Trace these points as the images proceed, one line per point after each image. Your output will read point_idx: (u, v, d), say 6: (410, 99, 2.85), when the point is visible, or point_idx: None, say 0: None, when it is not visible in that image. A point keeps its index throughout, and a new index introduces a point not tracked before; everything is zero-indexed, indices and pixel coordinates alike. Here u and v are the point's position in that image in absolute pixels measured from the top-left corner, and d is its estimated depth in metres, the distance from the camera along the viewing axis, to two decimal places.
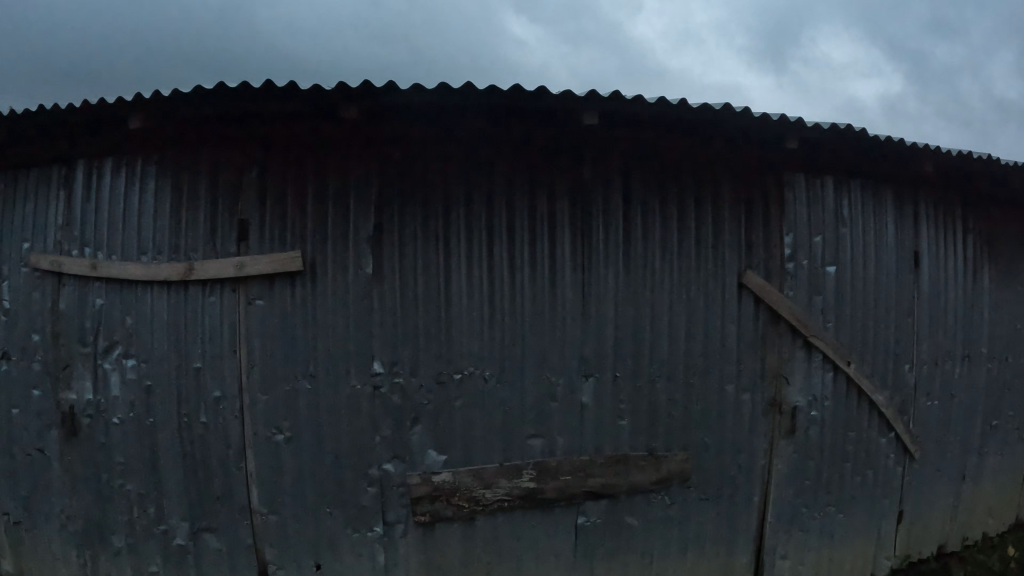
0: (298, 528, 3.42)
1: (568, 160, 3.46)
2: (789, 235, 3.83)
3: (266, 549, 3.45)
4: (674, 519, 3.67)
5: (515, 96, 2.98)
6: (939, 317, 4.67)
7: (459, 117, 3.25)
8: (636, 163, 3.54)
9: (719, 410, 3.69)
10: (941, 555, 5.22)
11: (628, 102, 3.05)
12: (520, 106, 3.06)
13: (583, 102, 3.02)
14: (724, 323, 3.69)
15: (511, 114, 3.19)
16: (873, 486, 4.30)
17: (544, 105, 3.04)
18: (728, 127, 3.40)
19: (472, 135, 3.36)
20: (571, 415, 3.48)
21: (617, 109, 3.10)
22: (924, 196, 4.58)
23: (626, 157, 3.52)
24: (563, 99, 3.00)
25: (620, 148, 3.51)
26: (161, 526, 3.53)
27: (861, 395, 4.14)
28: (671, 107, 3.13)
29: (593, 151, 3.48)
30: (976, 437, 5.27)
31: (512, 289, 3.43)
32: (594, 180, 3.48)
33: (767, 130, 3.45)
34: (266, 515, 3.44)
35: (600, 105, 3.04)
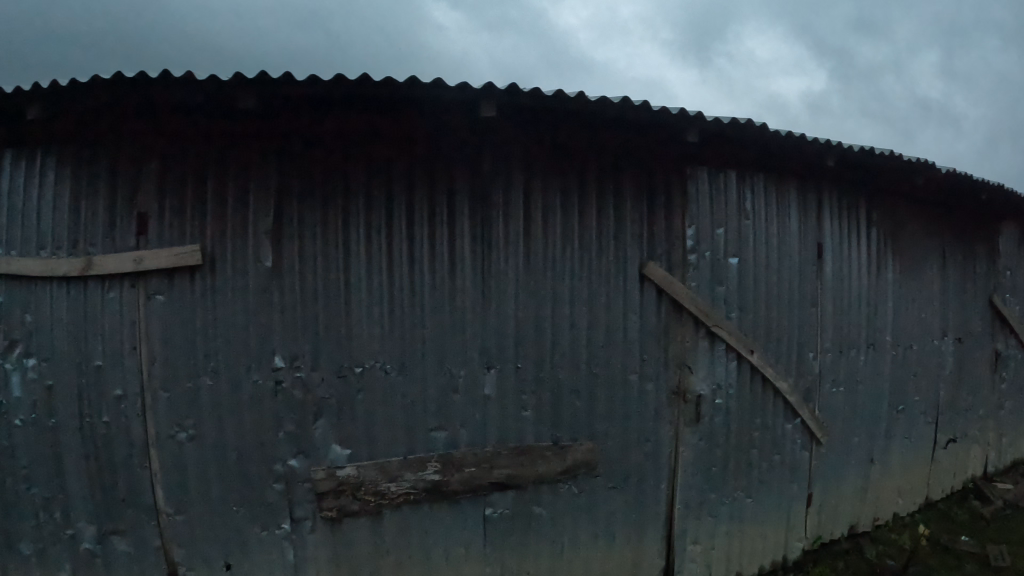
0: (205, 528, 3.34)
1: (470, 152, 3.43)
2: (691, 227, 3.88)
3: (174, 551, 3.36)
4: (583, 507, 3.69)
5: (411, 88, 2.94)
6: (844, 307, 4.80)
7: (357, 110, 3.19)
8: (539, 156, 3.53)
9: (625, 400, 3.73)
10: (853, 536, 5.41)
11: (525, 94, 3.04)
12: (417, 97, 3.02)
13: (480, 95, 2.99)
14: (627, 313, 3.72)
15: (409, 106, 3.14)
16: (780, 471, 4.41)
17: (440, 97, 3.01)
18: (629, 121, 3.41)
19: (374, 127, 3.30)
20: (476, 406, 3.46)
21: (515, 101, 3.07)
22: (827, 190, 4.70)
23: (529, 150, 3.50)
24: (460, 91, 2.97)
25: (523, 140, 3.49)
26: (68, 529, 3.40)
27: (765, 382, 4.23)
28: (568, 101, 3.12)
29: (495, 143, 3.46)
30: (882, 422, 5.47)
31: (413, 282, 3.39)
32: (495, 172, 3.46)
33: (667, 124, 3.48)
34: (173, 515, 3.34)
35: (497, 97, 3.02)
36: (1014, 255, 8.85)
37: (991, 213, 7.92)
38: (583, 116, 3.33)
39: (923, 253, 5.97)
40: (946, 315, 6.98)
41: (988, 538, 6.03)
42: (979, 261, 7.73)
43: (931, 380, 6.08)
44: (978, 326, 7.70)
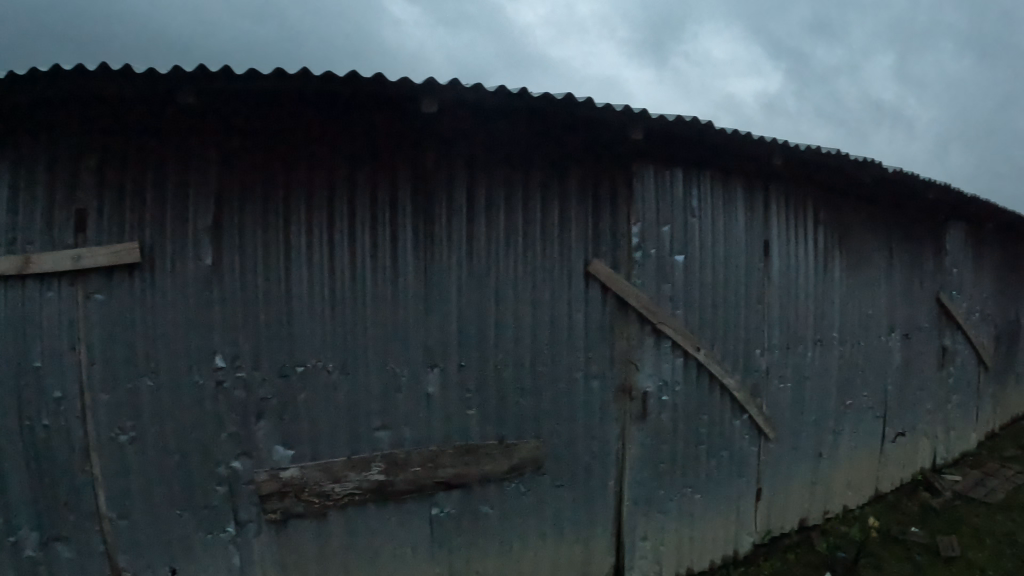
0: (149, 532, 3.22)
1: (413, 147, 3.39)
2: (637, 225, 3.89)
3: (118, 557, 3.21)
4: (531, 506, 3.69)
5: (354, 83, 2.90)
6: (791, 304, 4.85)
7: (298, 104, 3.14)
8: (484, 152, 3.50)
9: (570, 398, 3.73)
10: (804, 529, 5.51)
11: (469, 90, 3.02)
12: (360, 93, 2.98)
13: (423, 91, 2.97)
14: (572, 310, 3.72)
15: (352, 101, 3.10)
16: (727, 467, 4.46)
17: (382, 92, 2.97)
18: (575, 117, 3.41)
19: (315, 122, 3.25)
20: (419, 406, 3.44)
21: (459, 97, 3.05)
22: (775, 188, 4.75)
23: (473, 146, 3.48)
24: (402, 87, 2.94)
25: (467, 136, 3.46)
26: (9, 536, 3.13)
27: (711, 379, 4.27)
28: (514, 98, 3.11)
29: (439, 139, 3.43)
30: (831, 417, 5.54)
31: (355, 281, 3.35)
32: (439, 168, 3.43)
33: (613, 121, 3.48)
34: (115, 520, 3.19)
35: (442, 93, 3.00)
36: (960, 252, 9.05)
37: (938, 211, 8.07)
38: (528, 112, 3.32)
39: (869, 250, 6.06)
40: (894, 311, 7.10)
41: (934, 529, 6.37)
42: (926, 259, 7.89)
43: (876, 375, 6.19)
44: (925, 322, 7.85)
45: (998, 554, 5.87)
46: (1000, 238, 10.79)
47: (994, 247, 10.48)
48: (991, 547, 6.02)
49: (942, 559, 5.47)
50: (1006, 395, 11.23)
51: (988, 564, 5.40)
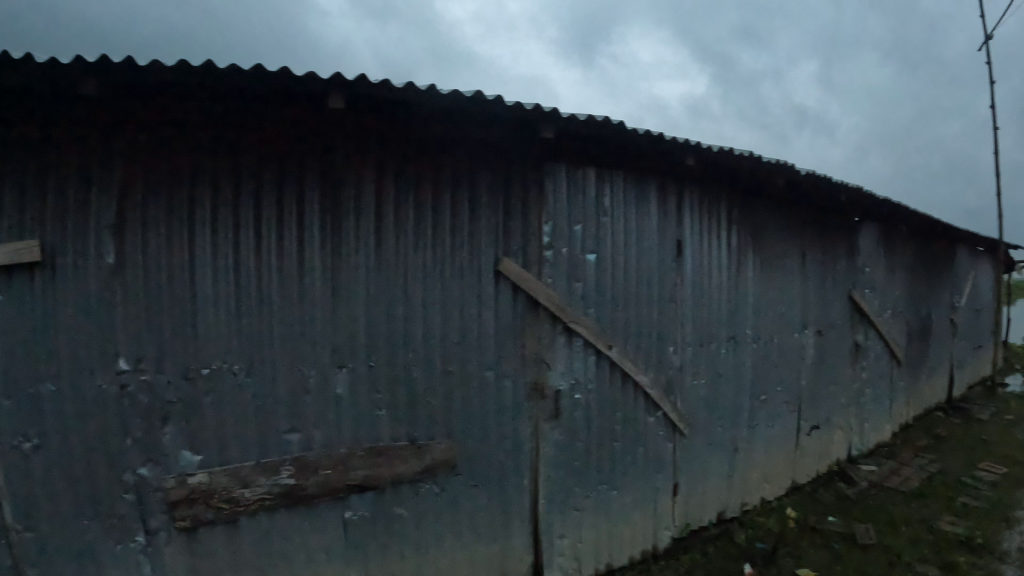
0: (58, 544, 3.02)
1: (322, 145, 3.36)
2: (547, 224, 3.98)
3: (26, 572, 2.98)
4: (445, 507, 3.70)
5: (258, 77, 2.87)
6: (702, 302, 5.05)
7: (204, 98, 3.05)
8: (393, 149, 3.51)
9: (481, 397, 3.77)
10: (722, 522, 5.68)
11: (376, 86, 3.01)
12: (266, 87, 2.95)
13: (331, 86, 2.95)
14: (482, 308, 3.77)
15: (258, 97, 3.06)
16: (643, 463, 4.61)
17: (290, 87, 2.95)
18: (485, 115, 3.44)
19: (221, 117, 3.17)
20: (328, 407, 3.41)
21: (365, 94, 3.06)
22: (689, 188, 4.90)
23: (383, 143, 3.47)
24: (309, 82, 2.92)
25: (376, 133, 3.46)
26: None
27: (624, 376, 4.41)
28: (420, 94, 3.13)
29: (348, 136, 3.41)
30: (746, 412, 5.71)
31: (261, 280, 3.29)
32: (348, 165, 3.41)
33: (522, 120, 3.53)
34: (22, 532, 2.96)
35: (347, 89, 2.99)
36: (872, 252, 9.36)
37: (850, 212, 8.33)
38: (437, 111, 3.34)
39: (781, 250, 6.24)
40: (807, 309, 7.31)
41: (852, 518, 6.64)
42: (839, 259, 8.14)
43: (787, 370, 6.43)
44: (838, 319, 8.11)
45: (913, 539, 6.17)
46: (911, 238, 11.21)
47: (904, 247, 10.88)
48: (906, 533, 6.31)
49: (859, 546, 5.77)
50: (918, 388, 11.68)
51: (904, 550, 5.74)
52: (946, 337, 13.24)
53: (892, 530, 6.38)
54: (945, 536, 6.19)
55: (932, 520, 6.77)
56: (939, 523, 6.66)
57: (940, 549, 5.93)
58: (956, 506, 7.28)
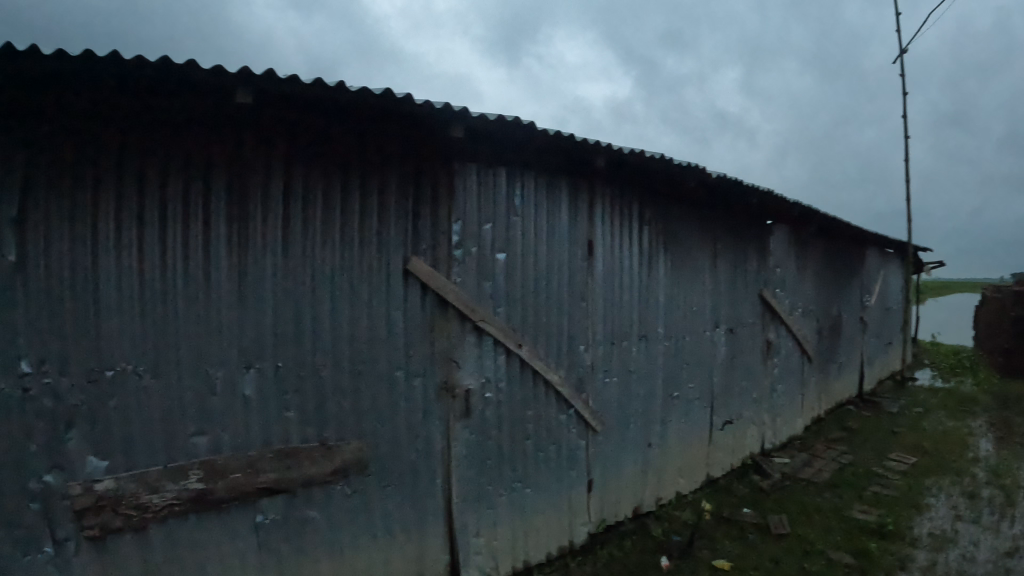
0: None
1: (229, 141, 3.28)
2: (457, 223, 4.09)
3: None
4: (358, 508, 3.70)
5: (165, 70, 2.78)
6: (614, 301, 5.28)
7: (106, 90, 2.91)
8: (301, 146, 3.48)
9: (391, 397, 3.81)
10: (640, 516, 5.84)
11: (283, 81, 3.02)
12: (175, 78, 2.86)
13: (237, 80, 2.93)
14: (391, 308, 3.81)
15: (164, 89, 2.97)
16: (557, 461, 4.79)
17: (195, 80, 2.89)
18: (395, 113, 3.49)
19: (124, 110, 3.04)
20: (236, 408, 3.33)
21: (271, 89, 3.05)
22: (601, 190, 5.12)
23: (292, 140, 3.44)
24: (215, 76, 2.88)
25: (284, 130, 3.42)
26: None
27: (536, 374, 4.58)
28: (329, 91, 3.15)
29: (256, 133, 3.35)
30: (658, 409, 5.90)
31: (165, 279, 3.17)
32: (255, 161, 3.36)
33: (431, 118, 3.60)
34: None
35: (253, 83, 2.97)
36: (783, 253, 9.68)
37: (761, 215, 8.60)
38: (345, 107, 3.36)
39: (693, 251, 6.44)
40: (719, 308, 7.53)
41: (767, 510, 6.84)
42: (750, 260, 8.41)
43: (699, 367, 6.63)
44: (749, 318, 8.37)
45: (825, 527, 6.43)
46: (822, 239, 11.60)
47: (815, 248, 11.27)
48: (819, 521, 6.57)
49: (773, 535, 6.00)
50: (829, 383, 12.11)
51: (815, 538, 5.99)
52: (856, 334, 13.75)
53: (806, 520, 6.60)
54: (859, 525, 6.44)
55: (844, 509, 7.06)
56: (851, 512, 6.95)
57: (851, 536, 6.20)
58: (866, 495, 7.60)
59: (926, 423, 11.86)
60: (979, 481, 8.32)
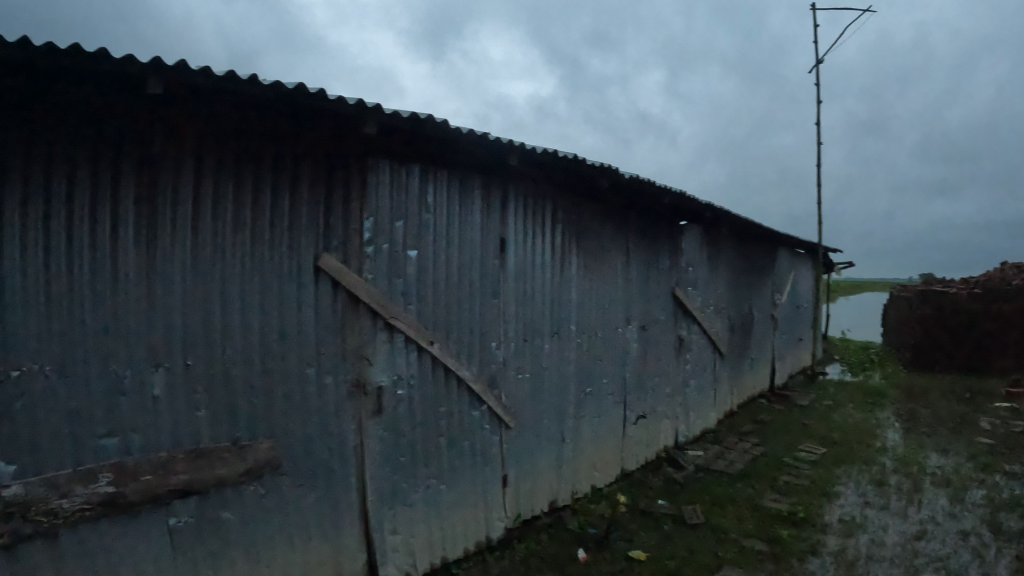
0: None
1: (138, 132, 3.20)
2: (369, 219, 4.17)
3: None
4: (271, 508, 3.72)
5: (78, 55, 2.69)
6: (524, 298, 5.45)
7: (15, 76, 2.78)
8: (214, 139, 3.46)
9: (302, 395, 3.86)
10: (555, 510, 5.99)
11: (195, 72, 3.00)
12: (87, 65, 2.78)
13: (148, 69, 2.89)
14: (301, 305, 3.85)
15: (74, 76, 2.87)
16: (471, 457, 4.92)
17: (107, 68, 2.82)
18: (308, 107, 3.54)
19: (32, 97, 2.90)
20: (145, 408, 3.26)
21: (186, 79, 3.03)
22: (513, 188, 5.27)
23: (204, 133, 3.41)
24: (126, 64, 2.82)
25: (194, 121, 3.38)
26: None
27: (447, 371, 4.70)
28: (243, 83, 3.17)
29: (166, 124, 3.28)
30: (570, 404, 6.07)
31: (72, 276, 3.06)
32: (165, 153, 3.29)
33: (345, 113, 3.68)
34: None
35: (167, 74, 2.95)
36: (695, 252, 9.97)
37: (674, 215, 8.85)
38: (259, 99, 3.39)
39: (605, 250, 6.63)
40: (630, 306, 7.75)
41: (682, 501, 7.08)
42: (662, 258, 8.66)
43: (611, 363, 6.82)
44: (661, 315, 8.61)
45: (739, 516, 6.70)
46: (733, 238, 11.97)
47: (726, 247, 11.63)
48: (733, 511, 6.83)
49: (687, 525, 6.23)
50: (741, 378, 12.51)
51: (728, 527, 6.24)
52: (767, 330, 14.22)
53: (719, 509, 6.87)
54: (772, 514, 6.73)
55: (756, 499, 7.34)
56: (763, 501, 7.24)
57: (763, 524, 6.48)
58: (777, 484, 7.93)
59: (835, 414, 12.37)
60: (885, 470, 8.74)
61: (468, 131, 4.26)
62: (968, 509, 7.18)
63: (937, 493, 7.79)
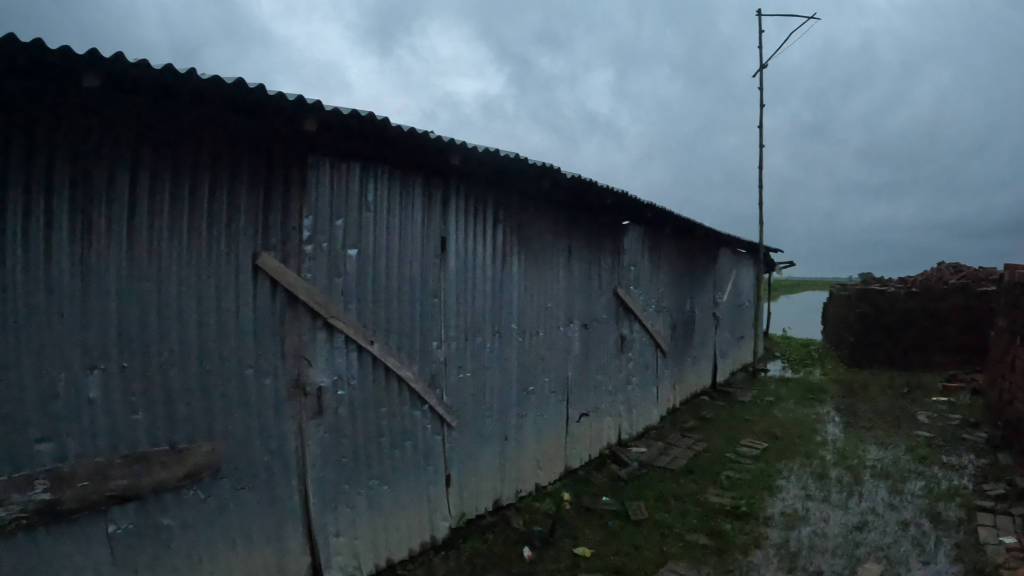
0: None
1: (72, 127, 3.16)
2: (308, 218, 4.19)
3: None
4: (213, 513, 3.72)
5: (14, 47, 2.65)
6: (466, 297, 5.51)
7: None
8: (150, 135, 3.43)
9: (242, 396, 3.86)
10: (500, 509, 6.06)
11: (133, 65, 2.98)
12: (23, 57, 2.74)
13: (85, 61, 2.86)
14: (240, 305, 3.86)
15: (8, 69, 2.83)
16: (414, 457, 4.97)
17: (42, 60, 2.79)
18: (247, 102, 3.55)
19: None
20: (81, 411, 3.23)
21: (124, 72, 3.02)
22: (454, 187, 5.33)
23: (141, 129, 3.39)
24: (63, 56, 2.79)
25: (131, 117, 3.35)
26: None
27: (388, 370, 4.74)
28: (182, 77, 3.16)
29: (101, 119, 3.25)
30: (513, 403, 6.15)
31: (5, 276, 3.00)
32: (100, 150, 3.25)
33: (285, 109, 3.69)
34: None
35: (104, 66, 2.93)
36: (637, 251, 10.13)
37: (616, 214, 8.99)
38: (198, 94, 3.39)
39: (547, 249, 6.73)
40: (573, 305, 7.85)
41: (627, 497, 7.20)
42: (604, 257, 8.79)
43: (554, 361, 6.92)
44: (603, 314, 8.74)
45: (682, 511, 6.84)
46: (675, 238, 12.17)
47: (669, 246, 11.82)
48: (677, 506, 6.97)
49: (632, 521, 6.34)
50: (684, 375, 12.72)
51: (673, 522, 6.37)
52: (709, 327, 14.47)
53: (663, 505, 7.01)
54: (715, 508, 6.88)
55: (700, 494, 7.50)
56: (706, 495, 7.41)
57: (707, 519, 6.62)
58: (720, 479, 8.11)
59: (777, 410, 12.66)
60: (826, 464, 8.99)
61: (407, 130, 4.31)
62: (908, 500, 7.44)
63: (877, 485, 8.05)
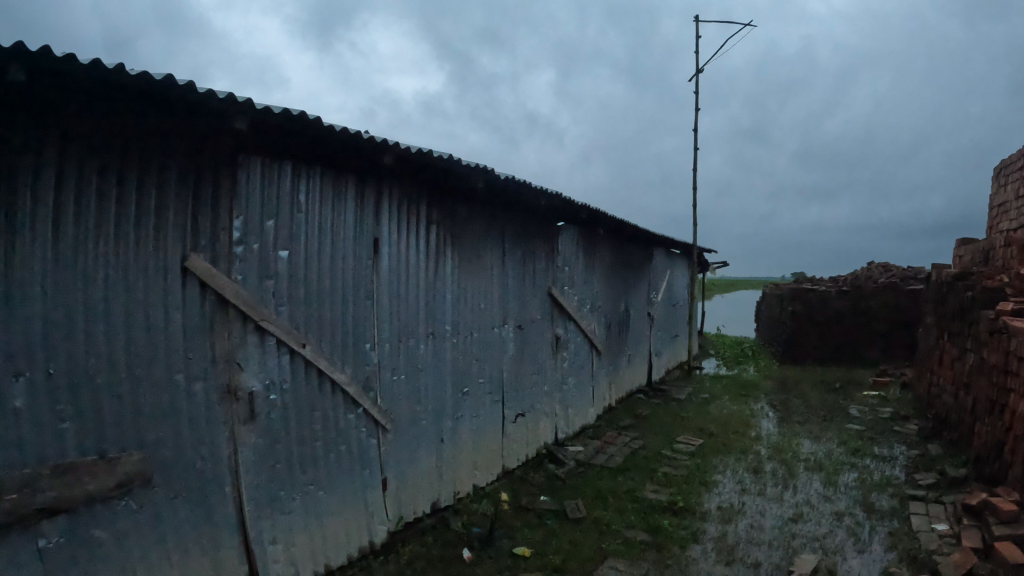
0: None
1: None
2: (238, 218, 4.20)
3: None
4: (145, 522, 3.70)
5: None
6: (399, 297, 5.55)
7: None
8: (76, 134, 3.40)
9: (172, 402, 3.85)
10: (438, 510, 6.11)
11: (60, 59, 2.96)
12: None
13: (9, 55, 2.83)
14: (169, 309, 3.84)
15: None
16: (349, 461, 4.99)
17: None
18: (177, 100, 3.55)
19: None
20: (6, 422, 3.18)
21: (50, 67, 3.00)
22: (387, 188, 5.37)
23: (67, 127, 3.36)
24: None
25: (56, 114, 3.32)
26: None
27: (320, 373, 4.76)
28: (111, 73, 3.16)
29: (25, 117, 3.21)
30: (448, 404, 6.21)
31: None
32: (24, 149, 3.21)
33: (214, 107, 3.70)
34: None
35: (28, 61, 2.91)
36: (572, 252, 10.27)
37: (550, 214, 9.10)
38: (126, 90, 3.38)
39: (481, 250, 6.80)
40: (507, 305, 7.94)
41: (566, 496, 7.32)
42: (539, 257, 8.89)
43: (489, 361, 7.00)
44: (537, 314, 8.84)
45: (621, 508, 6.96)
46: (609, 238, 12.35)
47: (604, 247, 12.00)
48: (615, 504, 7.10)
49: (571, 520, 6.44)
50: (619, 374, 12.91)
51: (611, 520, 6.50)
52: (644, 326, 14.70)
53: (601, 502, 7.13)
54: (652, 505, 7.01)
55: (637, 490, 7.64)
56: (644, 492, 7.56)
57: (644, 515, 6.76)
58: (657, 475, 8.28)
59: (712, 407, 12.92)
60: (760, 458, 9.24)
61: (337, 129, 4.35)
62: (842, 492, 7.70)
63: (811, 478, 8.31)
